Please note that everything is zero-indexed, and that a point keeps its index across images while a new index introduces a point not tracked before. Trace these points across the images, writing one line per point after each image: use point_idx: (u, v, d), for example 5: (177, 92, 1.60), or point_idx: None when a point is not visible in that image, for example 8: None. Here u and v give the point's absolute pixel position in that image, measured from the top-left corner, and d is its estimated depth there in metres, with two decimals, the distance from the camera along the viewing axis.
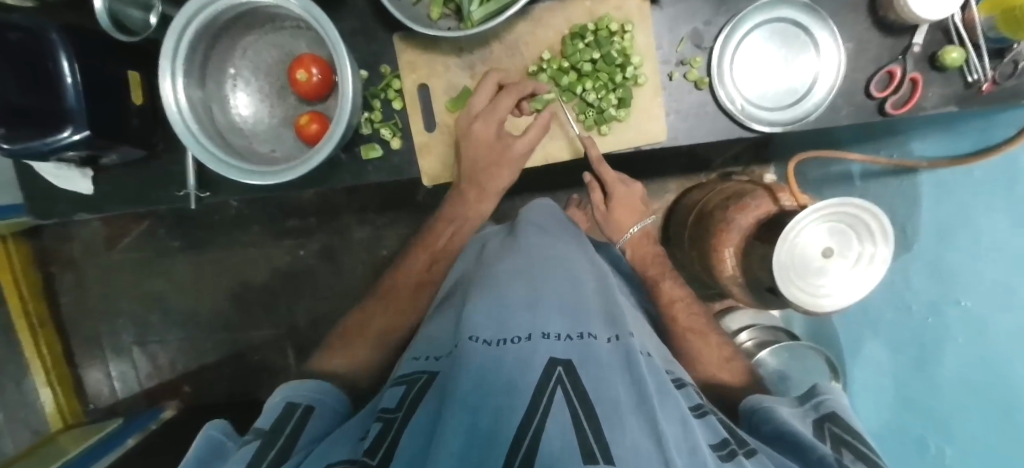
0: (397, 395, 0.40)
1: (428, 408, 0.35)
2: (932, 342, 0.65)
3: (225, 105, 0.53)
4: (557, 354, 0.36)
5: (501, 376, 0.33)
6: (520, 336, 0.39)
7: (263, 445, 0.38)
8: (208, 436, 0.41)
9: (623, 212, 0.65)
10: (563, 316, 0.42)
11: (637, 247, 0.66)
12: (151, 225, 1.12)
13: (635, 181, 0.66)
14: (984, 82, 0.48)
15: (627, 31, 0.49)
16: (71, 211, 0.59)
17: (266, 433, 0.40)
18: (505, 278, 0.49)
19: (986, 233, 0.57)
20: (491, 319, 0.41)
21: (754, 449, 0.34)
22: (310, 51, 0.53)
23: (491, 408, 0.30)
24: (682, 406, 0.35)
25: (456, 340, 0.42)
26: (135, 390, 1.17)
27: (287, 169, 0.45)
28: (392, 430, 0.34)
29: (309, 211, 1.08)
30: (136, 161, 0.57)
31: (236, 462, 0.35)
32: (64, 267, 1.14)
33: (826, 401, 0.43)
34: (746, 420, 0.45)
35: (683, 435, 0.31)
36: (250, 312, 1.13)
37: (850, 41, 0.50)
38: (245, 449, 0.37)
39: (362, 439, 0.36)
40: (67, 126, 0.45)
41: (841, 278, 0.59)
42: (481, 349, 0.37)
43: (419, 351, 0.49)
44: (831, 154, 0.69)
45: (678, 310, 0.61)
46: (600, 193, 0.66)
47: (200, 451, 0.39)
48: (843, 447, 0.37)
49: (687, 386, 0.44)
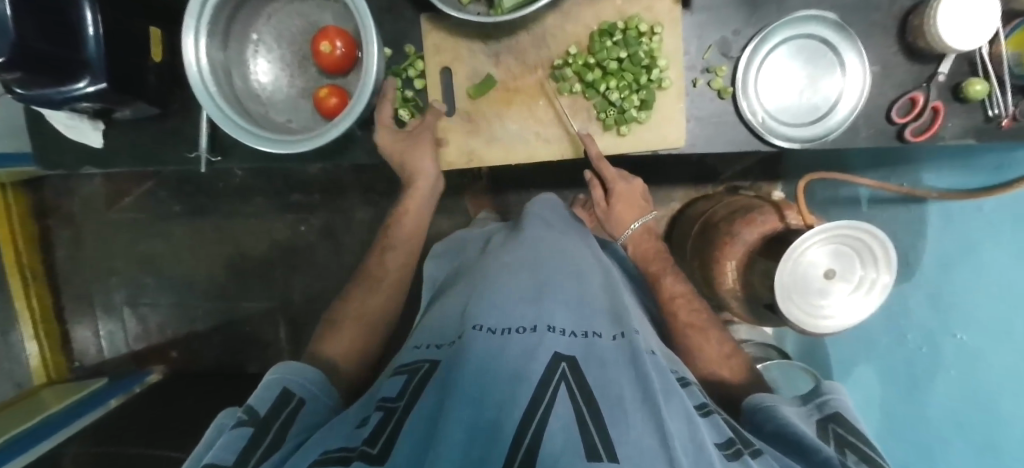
0: (397, 385, 0.40)
1: (429, 398, 0.35)
2: (923, 370, 0.66)
3: (245, 70, 0.52)
4: (561, 349, 0.37)
5: (504, 370, 0.34)
6: (525, 328, 0.39)
7: (254, 435, 0.37)
8: (219, 424, 0.41)
9: (624, 208, 0.66)
10: (568, 311, 0.43)
11: (639, 244, 0.66)
12: (152, 187, 1.11)
13: (636, 177, 0.65)
14: (1004, 117, 0.48)
15: (656, 33, 0.49)
16: (78, 164, 0.59)
17: (258, 419, 0.39)
18: (510, 271, 0.49)
19: (989, 268, 0.56)
20: (495, 311, 0.42)
21: (760, 450, 0.35)
22: (335, 24, 0.52)
23: (492, 403, 0.31)
24: (686, 405, 0.36)
25: (459, 331, 0.43)
26: (123, 351, 1.16)
27: (304, 139, 0.45)
28: (393, 420, 0.34)
29: (313, 188, 1.08)
30: (150, 116, 0.56)
31: (224, 454, 0.34)
32: (61, 222, 1.13)
33: (831, 401, 0.44)
34: (748, 418, 0.45)
35: (689, 433, 0.32)
36: (245, 283, 1.13)
37: (876, 64, 0.50)
38: (235, 433, 0.37)
39: (360, 426, 0.36)
40: (84, 76, 0.45)
41: (841, 300, 0.60)
42: (484, 338, 0.38)
43: (424, 338, 0.49)
44: (842, 176, 0.69)
45: (678, 307, 0.60)
46: (601, 192, 0.67)
47: (211, 438, 0.40)
48: (847, 449, 0.38)
49: (692, 385, 0.44)
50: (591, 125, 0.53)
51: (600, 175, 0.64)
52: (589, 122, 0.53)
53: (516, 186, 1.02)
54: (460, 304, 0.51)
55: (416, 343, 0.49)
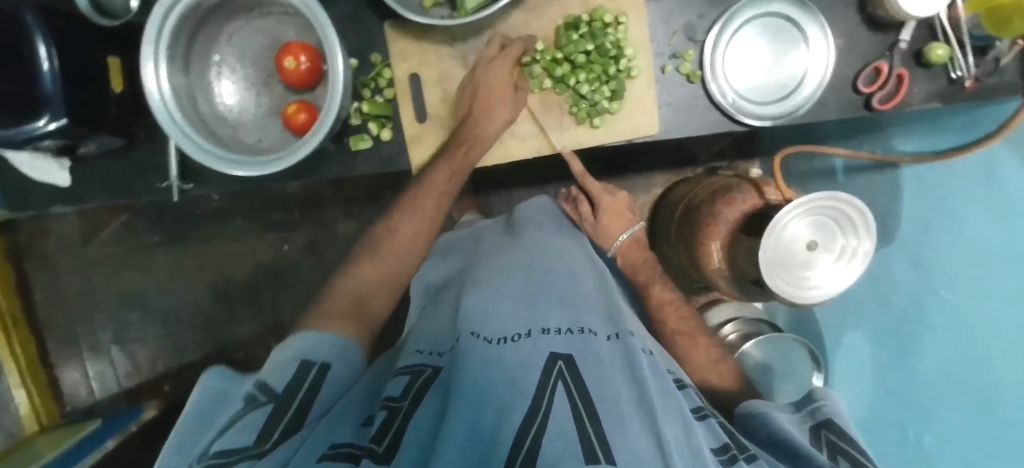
0: (400, 385, 0.39)
1: (433, 402, 0.35)
2: (912, 335, 0.66)
3: (210, 94, 0.51)
4: (557, 349, 0.38)
5: (502, 376, 0.35)
6: (520, 333, 0.41)
7: (275, 414, 0.34)
8: (209, 389, 0.37)
9: (612, 220, 0.68)
10: (564, 310, 0.44)
11: (628, 253, 0.68)
12: (128, 219, 1.09)
13: (622, 190, 0.69)
14: (967, 79, 0.49)
15: (622, 22, 0.49)
16: (46, 204, 0.57)
17: (277, 397, 0.36)
18: (504, 275, 0.50)
19: (970, 226, 0.59)
20: (490, 317, 0.43)
21: (755, 454, 0.35)
22: (298, 38, 0.51)
23: (493, 406, 0.32)
24: (682, 407, 0.36)
25: (456, 335, 0.43)
26: (114, 389, 1.14)
27: (275, 161, 0.44)
28: (397, 418, 0.33)
29: (293, 205, 1.07)
30: (116, 149, 0.55)
31: (245, 437, 0.31)
32: (37, 263, 1.10)
33: (824, 407, 0.44)
34: (743, 424, 0.45)
35: (685, 436, 0.33)
36: (233, 308, 1.11)
37: (840, 37, 0.51)
38: (255, 413, 0.34)
39: (367, 425, 0.35)
40: (43, 113, 0.43)
41: (828, 271, 0.61)
42: (482, 347, 0.38)
43: (420, 345, 0.48)
44: (815, 148, 0.70)
45: (667, 314, 0.62)
46: (589, 206, 0.70)
47: (201, 408, 0.36)
48: (840, 456, 0.38)
49: (688, 387, 0.45)
50: (565, 121, 0.53)
51: (585, 189, 0.67)
52: (563, 117, 0.53)
53: (498, 186, 1.02)
54: (454, 310, 0.51)
55: (417, 347, 0.47)
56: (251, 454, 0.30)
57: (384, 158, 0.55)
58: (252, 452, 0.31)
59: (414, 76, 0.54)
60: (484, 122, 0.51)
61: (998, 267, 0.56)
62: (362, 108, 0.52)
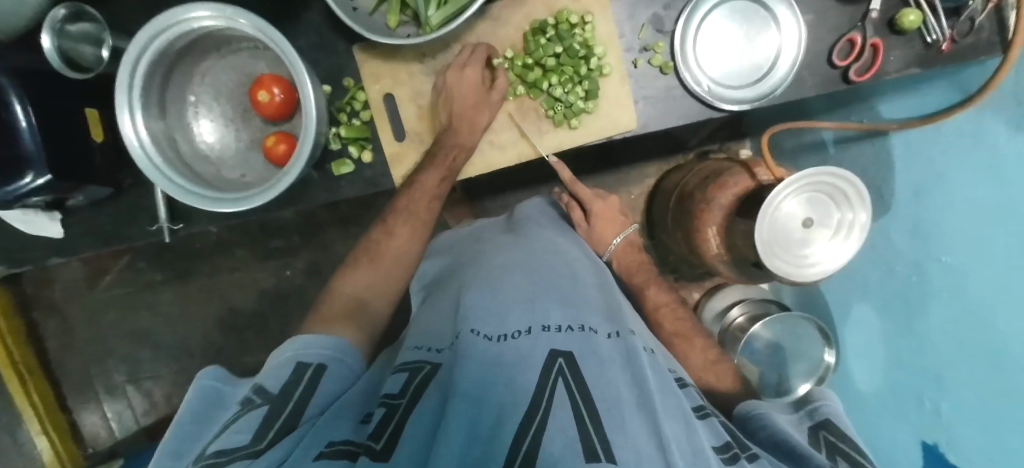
0: (399, 382, 0.39)
1: (433, 396, 0.35)
2: (918, 302, 0.63)
3: (190, 134, 0.52)
4: (558, 347, 0.38)
5: (502, 374, 0.34)
6: (521, 330, 0.40)
7: (271, 413, 0.34)
8: (202, 387, 0.39)
9: (604, 226, 0.67)
10: (563, 309, 0.44)
11: (623, 257, 0.68)
12: (131, 259, 1.10)
13: (612, 194, 0.68)
14: (943, 42, 0.49)
15: (588, 22, 0.49)
16: (42, 256, 0.58)
17: (273, 398, 0.36)
18: (502, 273, 0.50)
19: (961, 184, 0.55)
20: (491, 314, 0.43)
21: (756, 453, 0.35)
22: (270, 71, 0.52)
23: (492, 406, 0.31)
24: (683, 406, 0.36)
25: (456, 331, 0.43)
26: (134, 428, 1.16)
27: (255, 194, 0.44)
28: (395, 416, 0.33)
29: (291, 231, 1.07)
30: (104, 198, 0.56)
31: (240, 436, 0.32)
32: (45, 312, 1.11)
33: (821, 408, 0.44)
34: (741, 424, 0.45)
35: (686, 436, 0.32)
36: (242, 338, 1.12)
37: (810, 13, 0.50)
38: (253, 413, 0.34)
39: (365, 421, 0.34)
40: (27, 172, 0.44)
41: (828, 247, 0.59)
42: (483, 343, 0.38)
43: (419, 339, 0.48)
44: (800, 124, 0.69)
45: (662, 316, 0.63)
46: (581, 212, 0.69)
47: (196, 404, 0.38)
48: (837, 455, 0.39)
49: (689, 386, 0.44)
50: (542, 125, 0.53)
51: (575, 195, 0.67)
52: (541, 121, 0.53)
53: (491, 192, 1.02)
54: (455, 305, 0.50)
55: (417, 343, 0.47)
56: (248, 447, 0.30)
57: (367, 180, 0.55)
58: (249, 445, 0.31)
59: (389, 96, 0.54)
60: (464, 132, 0.50)
61: (990, 223, 0.51)
62: (339, 132, 0.52)
